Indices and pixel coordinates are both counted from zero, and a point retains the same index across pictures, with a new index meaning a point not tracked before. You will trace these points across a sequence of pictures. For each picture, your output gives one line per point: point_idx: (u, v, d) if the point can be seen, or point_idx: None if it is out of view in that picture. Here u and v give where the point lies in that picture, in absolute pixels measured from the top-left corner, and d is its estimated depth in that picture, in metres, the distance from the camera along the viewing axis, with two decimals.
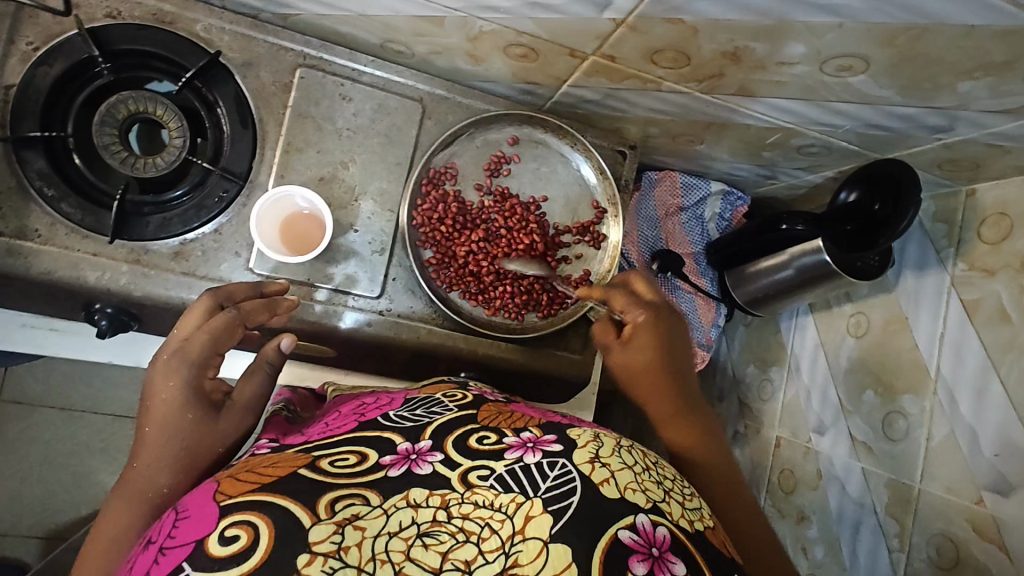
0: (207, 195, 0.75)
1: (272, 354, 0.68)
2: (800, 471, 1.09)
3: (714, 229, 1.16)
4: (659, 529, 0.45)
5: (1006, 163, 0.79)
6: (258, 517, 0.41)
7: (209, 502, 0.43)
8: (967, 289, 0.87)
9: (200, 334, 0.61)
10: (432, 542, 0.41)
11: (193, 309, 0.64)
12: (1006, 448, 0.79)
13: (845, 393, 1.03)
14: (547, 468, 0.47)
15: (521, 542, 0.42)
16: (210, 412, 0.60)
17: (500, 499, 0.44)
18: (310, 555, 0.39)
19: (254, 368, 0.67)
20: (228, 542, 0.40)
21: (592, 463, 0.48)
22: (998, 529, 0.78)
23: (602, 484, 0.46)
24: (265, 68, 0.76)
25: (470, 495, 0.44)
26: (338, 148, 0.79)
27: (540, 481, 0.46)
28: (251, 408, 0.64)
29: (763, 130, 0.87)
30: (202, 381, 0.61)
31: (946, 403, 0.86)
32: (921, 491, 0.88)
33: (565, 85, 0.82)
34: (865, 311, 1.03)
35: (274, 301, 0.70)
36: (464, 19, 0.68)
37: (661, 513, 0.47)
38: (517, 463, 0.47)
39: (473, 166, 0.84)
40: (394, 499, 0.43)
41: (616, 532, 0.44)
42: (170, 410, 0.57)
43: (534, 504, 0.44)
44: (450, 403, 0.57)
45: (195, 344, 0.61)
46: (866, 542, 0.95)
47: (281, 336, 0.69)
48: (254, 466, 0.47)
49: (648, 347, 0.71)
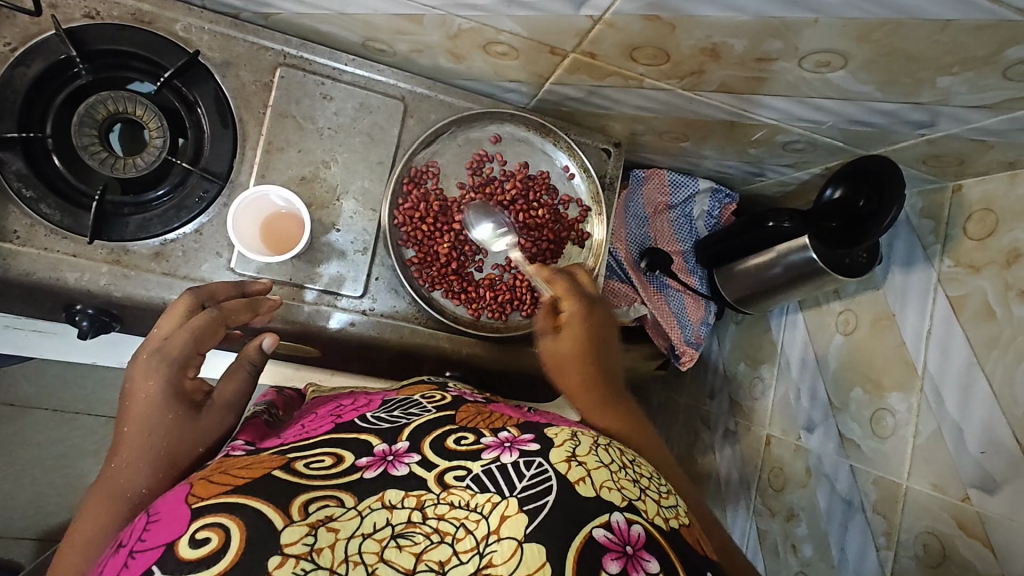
0: (188, 195, 0.74)
1: (254, 355, 0.67)
2: (789, 470, 1.08)
3: (702, 226, 1.16)
4: (634, 527, 0.45)
5: (991, 159, 0.79)
6: (230, 519, 0.40)
7: (181, 503, 0.43)
8: (953, 285, 0.87)
9: (182, 332, 0.62)
10: (406, 543, 0.41)
11: (175, 307, 0.65)
12: (991, 445, 0.78)
13: (833, 391, 1.03)
14: (523, 468, 0.47)
15: (496, 542, 0.42)
16: (191, 410, 0.59)
17: (476, 499, 0.44)
18: (281, 557, 0.39)
19: (235, 368, 0.67)
20: (198, 545, 0.39)
21: (569, 461, 0.48)
22: (983, 526, 0.78)
23: (578, 483, 0.46)
24: (245, 67, 0.76)
25: (446, 496, 0.44)
26: (320, 147, 0.78)
27: (516, 481, 0.46)
28: (231, 407, 0.64)
29: (748, 127, 0.87)
30: (184, 381, 0.61)
31: (933, 401, 0.86)
32: (908, 488, 0.87)
33: (548, 82, 0.81)
34: (853, 308, 1.02)
35: (258, 303, 0.70)
36: (443, 17, 0.68)
37: (637, 511, 0.46)
38: (493, 464, 0.47)
39: (455, 164, 0.84)
40: (368, 502, 0.43)
41: (591, 530, 0.43)
42: (148, 410, 0.57)
43: (509, 504, 0.44)
44: (429, 404, 0.57)
45: (178, 342, 0.61)
46: (855, 539, 0.95)
47: (264, 336, 0.69)
48: (229, 467, 0.46)
49: (581, 334, 0.71)
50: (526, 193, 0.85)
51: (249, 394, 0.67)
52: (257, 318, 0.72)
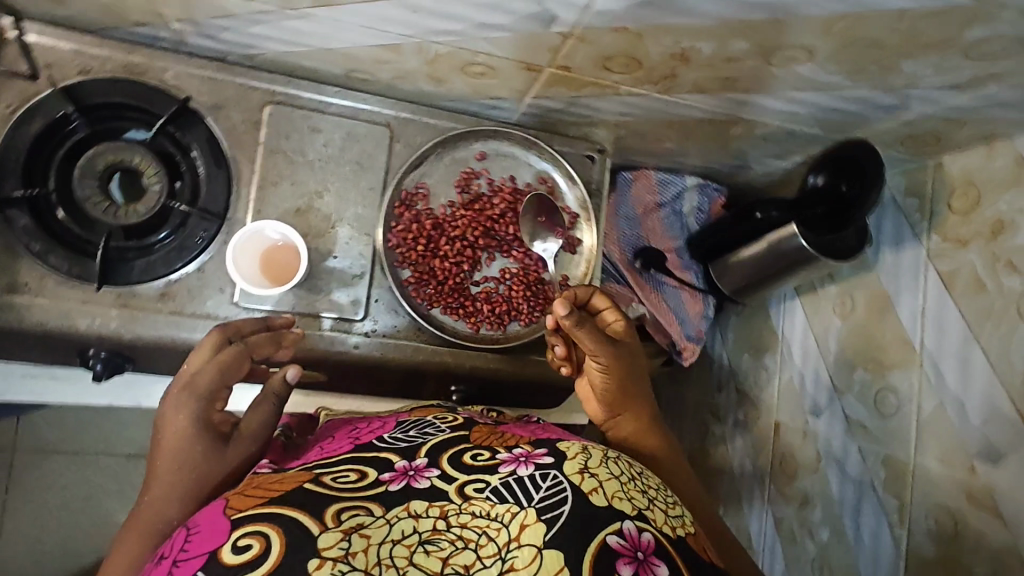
0: (190, 234, 0.77)
1: (278, 385, 0.68)
2: (800, 455, 1.09)
3: (693, 222, 1.16)
4: (644, 534, 0.46)
5: (967, 135, 0.81)
6: (270, 527, 0.42)
7: (220, 516, 0.45)
8: (942, 261, 0.88)
9: (209, 368, 0.63)
10: (433, 548, 0.43)
11: (202, 343, 0.66)
12: (992, 416, 0.79)
13: (836, 373, 1.04)
14: (539, 480, 0.48)
15: (516, 548, 0.44)
16: (220, 442, 0.61)
17: (496, 509, 0.46)
18: (320, 559, 0.40)
19: (261, 399, 0.68)
20: (240, 550, 0.41)
21: (581, 473, 0.49)
22: (992, 496, 0.79)
23: (591, 493, 0.47)
24: (234, 108, 0.79)
25: (467, 506, 0.46)
26: (312, 178, 0.81)
27: (533, 492, 0.47)
28: (259, 437, 0.65)
29: (727, 123, 0.88)
30: (212, 413, 0.63)
31: (932, 375, 0.87)
32: (915, 464, 0.88)
33: (528, 96, 0.84)
34: (848, 291, 1.04)
35: (280, 335, 0.73)
36: (420, 44, 0.71)
37: (647, 519, 0.48)
38: (510, 476, 0.49)
39: (443, 184, 0.86)
40: (395, 510, 0.45)
41: (605, 537, 0.45)
42: (178, 443, 0.59)
43: (528, 513, 0.46)
44: (443, 424, 0.59)
45: (203, 380, 0.63)
46: (869, 519, 0.95)
47: (286, 367, 0.68)
48: (260, 482, 0.49)
49: (628, 354, 0.72)
50: (515, 206, 0.88)
51: (275, 424, 0.68)
52: (280, 350, 0.74)
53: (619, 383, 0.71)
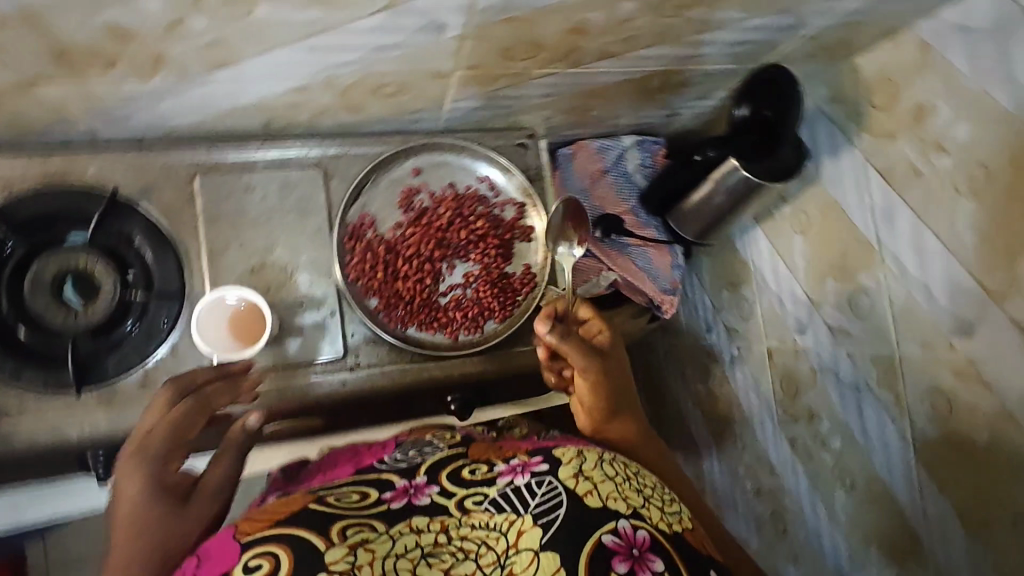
0: (154, 319, 0.78)
1: (239, 435, 0.71)
2: (797, 374, 1.12)
3: (640, 178, 1.17)
4: (639, 531, 0.48)
5: (870, 34, 0.83)
6: (279, 546, 0.45)
7: (229, 539, 0.46)
8: (879, 158, 0.91)
9: (162, 425, 0.66)
10: (436, 561, 0.47)
11: (155, 403, 0.69)
12: (958, 292, 0.82)
13: (810, 287, 1.07)
14: (534, 488, 0.51)
15: (514, 554, 0.47)
16: (181, 500, 0.61)
17: (494, 520, 0.49)
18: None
19: (223, 451, 0.69)
20: (251, 572, 0.43)
21: (576, 477, 0.51)
22: (977, 368, 0.82)
23: (586, 496, 0.50)
24: (166, 186, 0.80)
25: (467, 519, 0.49)
26: (259, 235, 0.82)
27: (529, 499, 0.50)
28: (221, 491, 0.65)
29: (644, 79, 0.90)
30: (169, 472, 0.63)
31: (896, 268, 0.90)
32: (901, 355, 0.91)
33: (447, 103, 0.85)
34: (803, 207, 1.06)
35: (236, 383, 0.75)
36: (326, 80, 0.71)
37: (642, 517, 0.50)
38: (507, 487, 0.51)
39: (387, 207, 0.87)
40: (398, 527, 0.48)
41: (600, 536, 0.47)
42: (136, 507, 0.59)
43: (524, 520, 0.49)
44: (441, 442, 0.61)
45: (155, 438, 0.64)
46: (873, 417, 0.98)
47: (245, 416, 0.73)
48: (265, 508, 0.50)
49: (616, 364, 0.76)
50: (461, 211, 0.89)
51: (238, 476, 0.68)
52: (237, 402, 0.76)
53: (609, 395, 0.73)
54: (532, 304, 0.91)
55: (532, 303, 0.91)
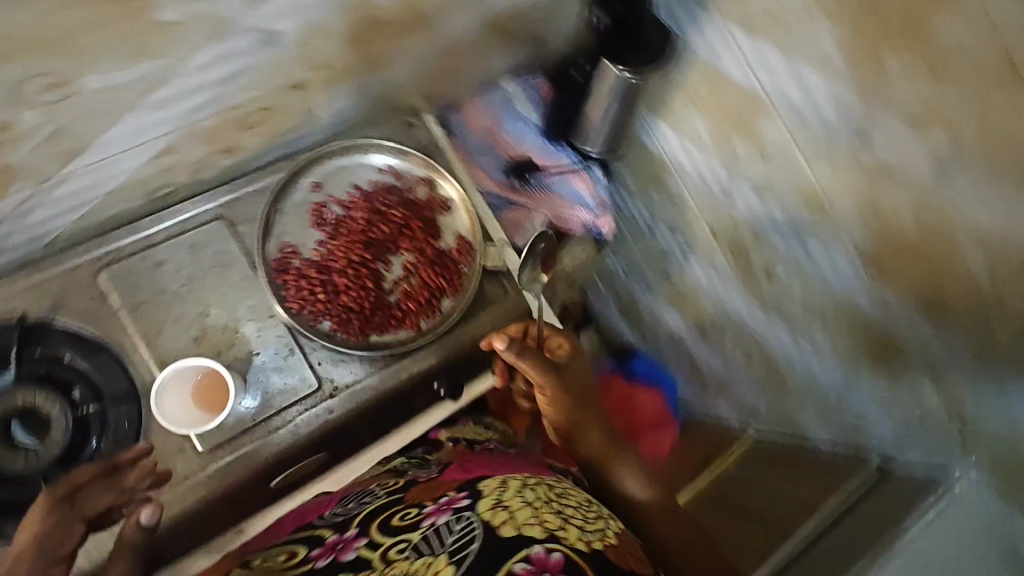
0: (117, 427, 0.76)
1: (133, 535, 0.66)
2: (743, 239, 1.16)
3: (534, 115, 1.16)
4: (552, 555, 0.54)
5: None
6: None
7: None
8: (733, 13, 0.95)
9: (35, 537, 0.60)
10: None
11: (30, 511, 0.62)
12: (841, 104, 0.87)
13: (722, 155, 1.11)
14: (453, 525, 0.59)
15: None
16: None
17: (415, 565, 0.55)
18: None
19: (122, 551, 0.67)
20: None
21: (493, 508, 0.60)
22: (888, 166, 0.84)
23: (501, 525, 0.57)
24: (77, 294, 0.77)
25: (391, 568, 0.56)
26: (188, 305, 0.80)
27: (447, 539, 0.57)
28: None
29: (496, 18, 0.91)
30: None
31: (786, 105, 0.95)
32: (819, 182, 0.95)
33: (320, 110, 0.84)
34: (688, 85, 1.11)
35: (124, 478, 0.69)
36: (190, 128, 0.71)
37: (557, 540, 0.56)
38: (428, 529, 0.59)
39: (303, 230, 0.86)
40: None
41: (514, 565, 0.53)
42: None
43: (440, 560, 0.55)
44: (380, 491, 0.72)
45: (29, 555, 0.59)
46: (820, 249, 1.01)
47: (142, 509, 0.65)
48: None
49: (575, 374, 0.83)
50: (373, 208, 0.89)
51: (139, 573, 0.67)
52: (130, 490, 0.69)
53: (572, 405, 0.81)
54: (477, 269, 0.90)
55: (477, 268, 0.90)
